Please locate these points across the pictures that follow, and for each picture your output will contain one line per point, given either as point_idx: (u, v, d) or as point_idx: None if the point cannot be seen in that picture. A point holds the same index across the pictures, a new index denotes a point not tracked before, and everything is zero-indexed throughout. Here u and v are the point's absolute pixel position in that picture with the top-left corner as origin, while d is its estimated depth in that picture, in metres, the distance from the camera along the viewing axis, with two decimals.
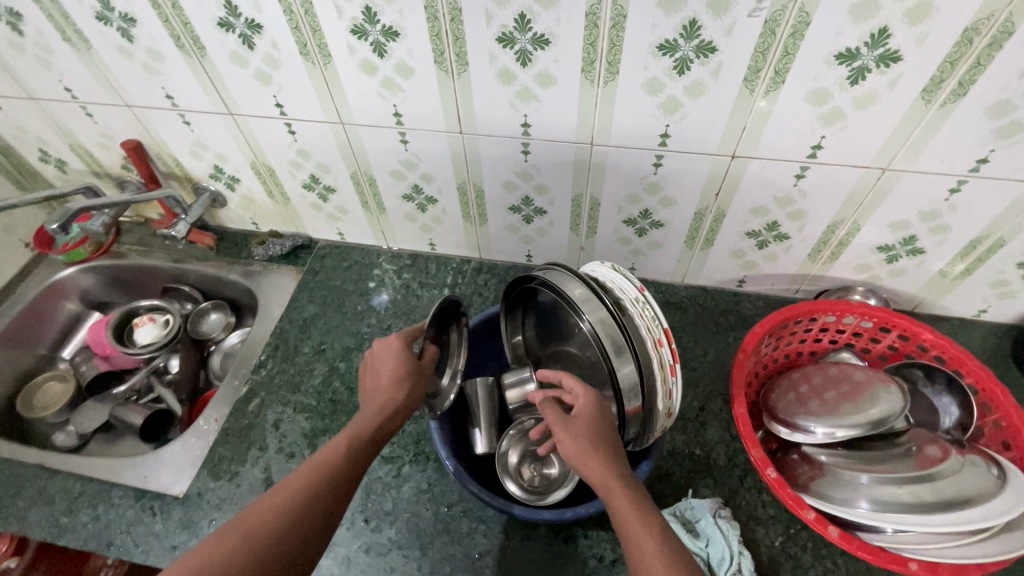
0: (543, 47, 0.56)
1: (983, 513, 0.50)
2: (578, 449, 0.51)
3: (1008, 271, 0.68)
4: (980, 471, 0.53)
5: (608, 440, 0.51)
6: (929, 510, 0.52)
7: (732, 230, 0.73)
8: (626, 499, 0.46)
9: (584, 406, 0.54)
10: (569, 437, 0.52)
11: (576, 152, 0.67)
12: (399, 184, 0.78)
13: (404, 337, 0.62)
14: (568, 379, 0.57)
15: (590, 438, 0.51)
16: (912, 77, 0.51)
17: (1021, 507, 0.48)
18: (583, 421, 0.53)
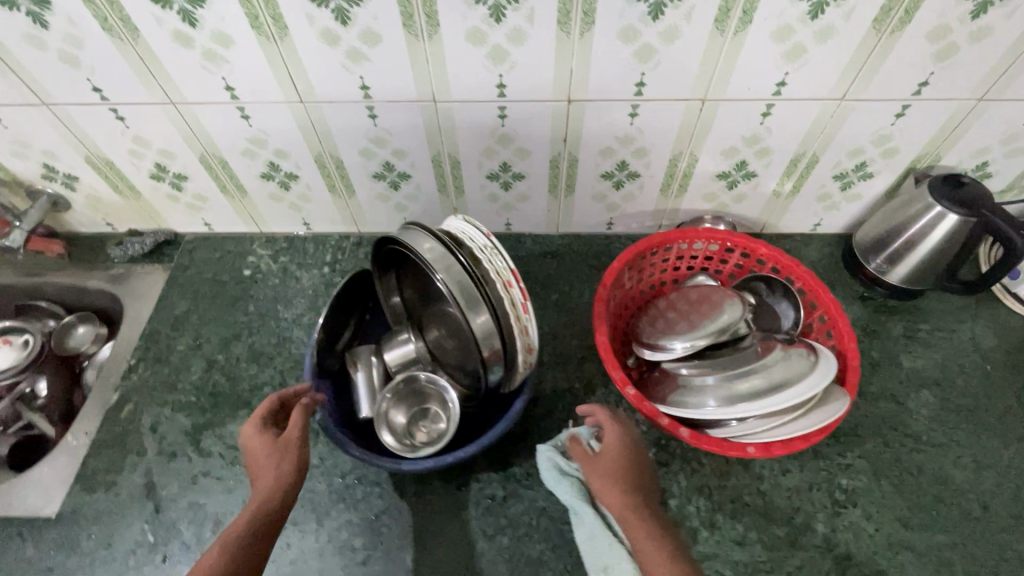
0: (358, 4, 0.56)
1: (801, 391, 0.57)
2: (603, 478, 0.54)
3: (827, 183, 0.77)
4: (801, 357, 0.60)
5: (635, 474, 0.56)
6: (761, 397, 0.58)
7: (588, 175, 0.76)
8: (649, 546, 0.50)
9: (614, 444, 0.56)
10: (595, 469, 0.55)
11: (422, 111, 0.67)
12: (254, 163, 0.75)
13: (255, 424, 0.57)
14: (605, 417, 0.59)
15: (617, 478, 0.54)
16: (704, 8, 0.55)
17: (821, 381, 0.56)
18: (613, 455, 0.56)
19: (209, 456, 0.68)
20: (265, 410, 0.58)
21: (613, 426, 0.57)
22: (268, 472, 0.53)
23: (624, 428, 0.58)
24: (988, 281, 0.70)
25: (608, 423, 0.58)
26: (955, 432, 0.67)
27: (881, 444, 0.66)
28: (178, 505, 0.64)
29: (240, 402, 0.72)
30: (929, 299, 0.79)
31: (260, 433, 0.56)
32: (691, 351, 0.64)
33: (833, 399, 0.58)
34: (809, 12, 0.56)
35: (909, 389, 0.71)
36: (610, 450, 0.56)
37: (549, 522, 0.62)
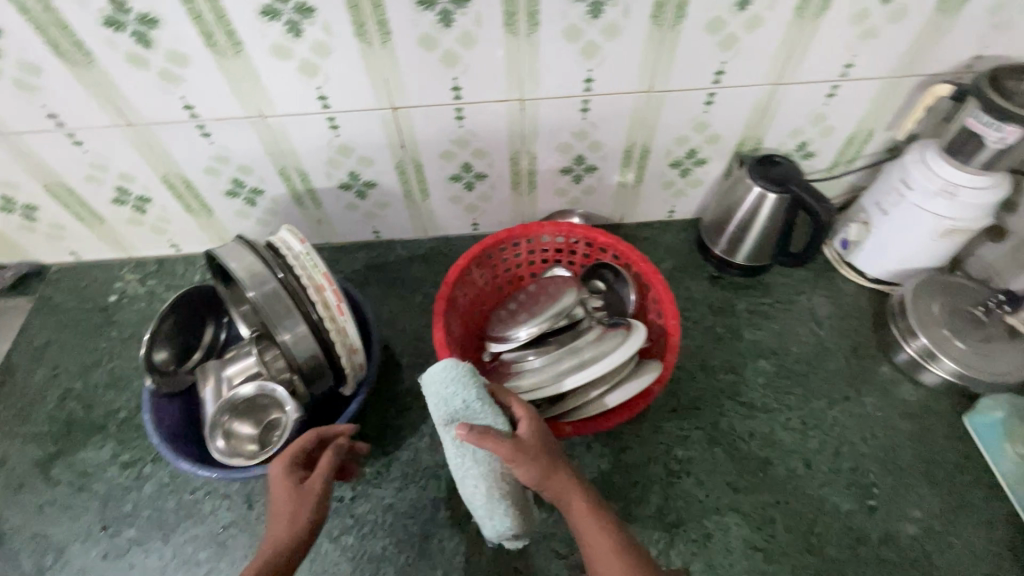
0: (155, 27, 0.57)
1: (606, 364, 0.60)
2: (543, 478, 0.50)
3: (666, 171, 0.81)
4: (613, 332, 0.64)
5: (559, 465, 0.52)
6: (576, 372, 0.61)
7: (437, 178, 0.79)
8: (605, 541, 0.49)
9: (529, 435, 0.52)
10: (528, 462, 0.50)
11: (254, 127, 0.69)
12: (101, 189, 0.76)
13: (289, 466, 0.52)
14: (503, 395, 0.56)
15: (551, 473, 0.51)
16: (489, 13, 0.58)
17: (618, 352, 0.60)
18: (537, 446, 0.51)
19: (58, 485, 0.67)
20: (298, 447, 0.53)
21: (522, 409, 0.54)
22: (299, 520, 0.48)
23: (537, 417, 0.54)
24: (809, 253, 0.74)
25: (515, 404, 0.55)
26: (785, 398, 0.71)
27: (717, 414, 0.70)
28: (24, 534, 0.64)
29: (95, 428, 0.72)
30: (773, 275, 0.84)
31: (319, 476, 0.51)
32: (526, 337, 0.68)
33: (645, 369, 0.63)
34: (589, 11, 0.59)
35: (747, 360, 0.75)
36: (531, 441, 0.51)
37: (394, 517, 0.64)
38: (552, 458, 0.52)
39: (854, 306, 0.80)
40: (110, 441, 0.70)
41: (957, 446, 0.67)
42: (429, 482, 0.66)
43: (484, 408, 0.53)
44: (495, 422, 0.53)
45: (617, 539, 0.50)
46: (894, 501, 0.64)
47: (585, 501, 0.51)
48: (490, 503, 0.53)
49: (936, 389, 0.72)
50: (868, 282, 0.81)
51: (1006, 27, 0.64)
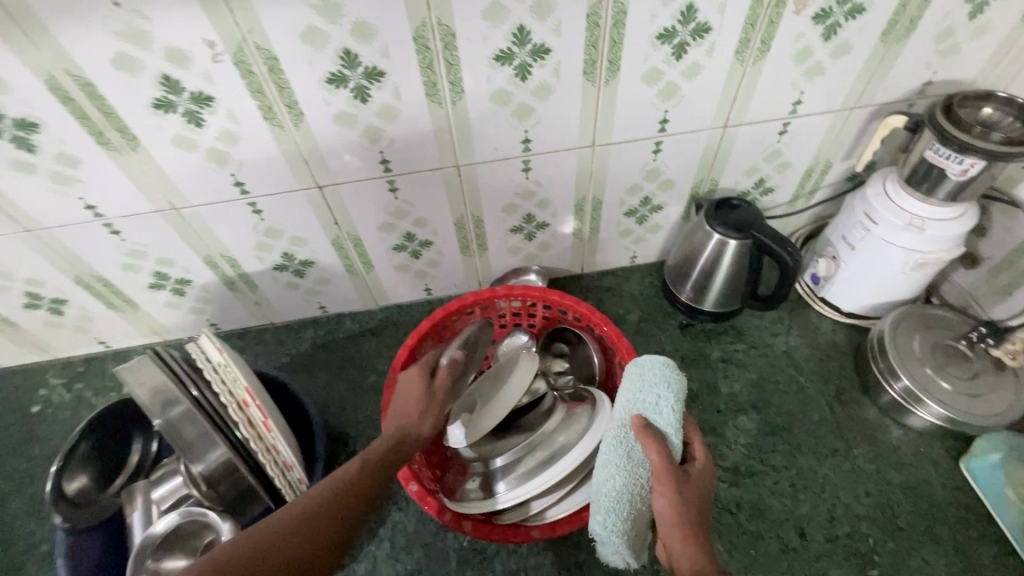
0: (36, 131, 0.52)
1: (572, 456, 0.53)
2: (686, 513, 0.43)
3: (622, 221, 0.76)
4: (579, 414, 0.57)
5: (704, 513, 0.45)
6: (548, 465, 0.54)
7: (380, 250, 0.74)
8: None
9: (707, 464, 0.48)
10: (671, 484, 0.44)
11: (168, 220, 0.63)
12: (7, 297, 0.69)
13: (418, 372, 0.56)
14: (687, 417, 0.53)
15: (696, 511, 0.44)
16: (408, 85, 0.54)
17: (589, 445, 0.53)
18: (688, 485, 0.45)
19: None
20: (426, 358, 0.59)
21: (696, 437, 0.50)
22: (414, 414, 0.52)
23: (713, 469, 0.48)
24: (779, 296, 0.70)
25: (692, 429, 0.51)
26: (770, 457, 0.66)
27: None
28: None
29: (12, 568, 0.64)
30: (745, 318, 0.79)
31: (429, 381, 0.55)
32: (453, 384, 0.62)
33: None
34: (515, 74, 0.55)
35: (726, 417, 0.70)
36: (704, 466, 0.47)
37: None
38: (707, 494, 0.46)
39: (832, 345, 0.76)
40: None
41: (956, 495, 0.63)
42: None
43: (678, 426, 0.47)
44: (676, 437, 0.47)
45: None
46: (897, 568, 0.59)
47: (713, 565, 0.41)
48: (608, 509, 0.46)
49: (926, 432, 0.67)
50: (844, 317, 0.77)
51: (952, 52, 0.61)
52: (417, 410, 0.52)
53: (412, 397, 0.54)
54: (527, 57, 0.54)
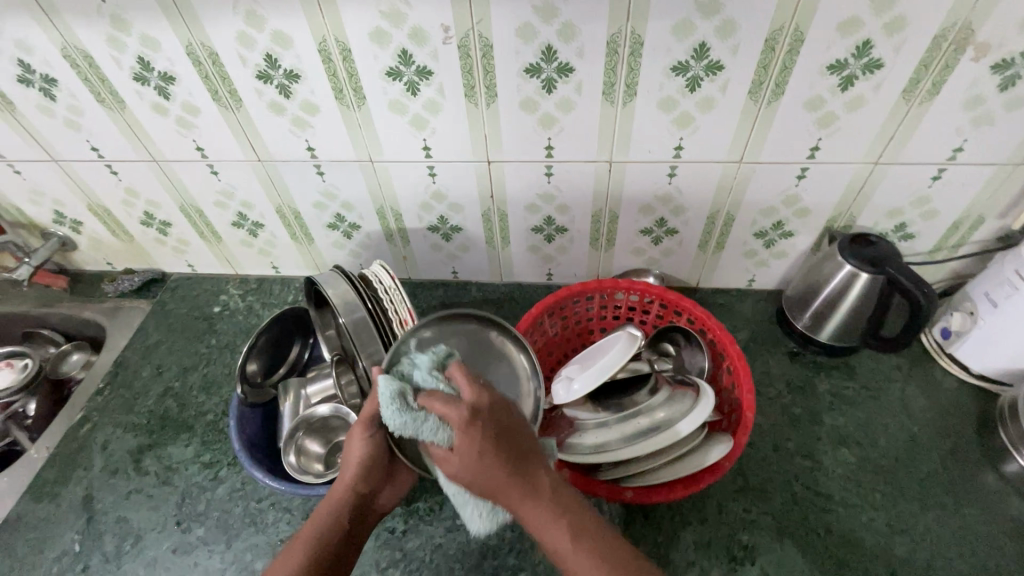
0: (297, 81, 0.66)
1: (672, 433, 0.59)
2: (473, 483, 0.49)
3: (750, 241, 0.80)
4: (681, 397, 0.61)
5: (483, 473, 0.48)
6: (650, 435, 0.59)
7: (519, 229, 0.82)
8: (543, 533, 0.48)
9: (461, 436, 0.47)
10: (461, 464, 0.48)
11: (362, 169, 0.76)
12: (224, 213, 0.86)
13: (357, 423, 0.57)
14: (458, 378, 0.51)
15: (476, 476, 0.48)
16: (590, 83, 0.62)
17: (690, 424, 0.59)
18: (461, 464, 0.48)
19: (146, 475, 0.73)
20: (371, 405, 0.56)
21: (472, 392, 0.49)
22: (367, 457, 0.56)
23: (476, 436, 0.47)
24: (903, 339, 0.70)
25: (436, 401, 0.49)
26: (869, 494, 0.66)
27: (788, 501, 0.65)
28: (109, 518, 0.69)
29: (184, 426, 0.78)
30: (860, 359, 0.79)
31: (365, 427, 0.56)
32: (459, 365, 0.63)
33: (717, 441, 0.60)
34: (686, 85, 0.62)
35: (826, 446, 0.70)
36: (462, 448, 0.47)
37: (443, 557, 0.64)
38: (507, 443, 0.49)
39: (954, 403, 0.73)
40: (195, 441, 0.76)
41: None
42: (480, 527, 0.66)
43: (409, 416, 0.50)
44: (428, 432, 0.49)
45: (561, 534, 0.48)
46: None
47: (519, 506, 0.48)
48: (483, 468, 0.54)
49: None
50: (974, 378, 0.74)
51: None
52: (362, 456, 0.56)
53: (355, 444, 0.56)
54: (701, 71, 0.60)
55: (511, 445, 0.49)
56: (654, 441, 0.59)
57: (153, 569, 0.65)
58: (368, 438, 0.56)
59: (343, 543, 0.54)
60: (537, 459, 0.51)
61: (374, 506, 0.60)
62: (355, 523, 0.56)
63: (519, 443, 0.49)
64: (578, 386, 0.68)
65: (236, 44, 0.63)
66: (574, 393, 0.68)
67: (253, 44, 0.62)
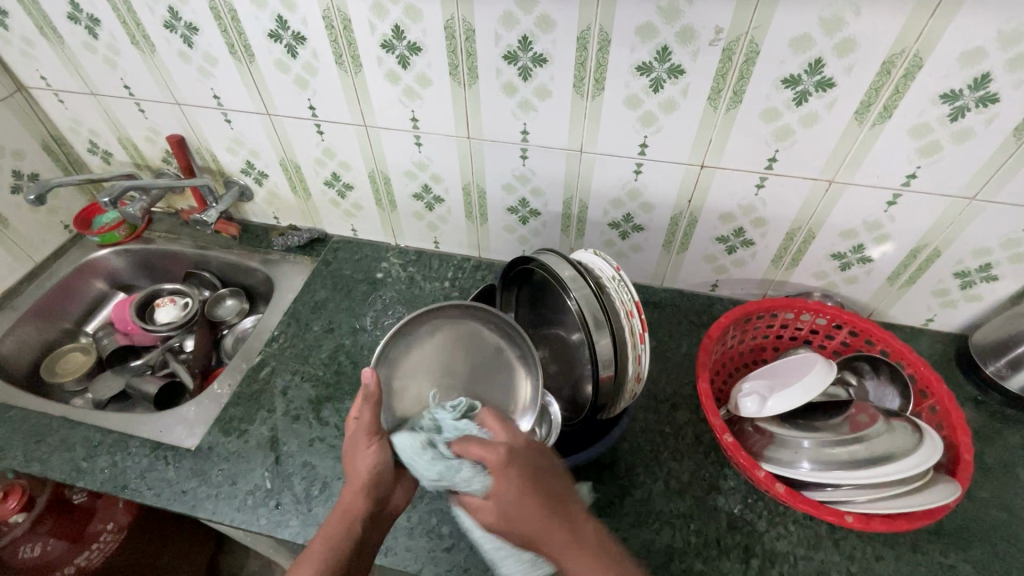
0: (541, 65, 0.67)
1: (899, 469, 0.58)
2: (509, 522, 0.50)
3: (946, 280, 0.77)
4: (901, 434, 0.61)
5: (528, 502, 0.49)
6: (880, 462, 0.59)
7: (704, 236, 0.82)
8: (579, 564, 0.47)
9: (501, 477, 0.50)
10: (497, 509, 0.50)
11: (568, 158, 0.77)
12: (410, 183, 0.88)
13: (360, 431, 0.58)
14: (490, 421, 0.56)
15: (515, 512, 0.49)
16: (846, 100, 0.62)
17: (923, 464, 0.57)
18: (504, 499, 0.50)
19: (327, 425, 0.76)
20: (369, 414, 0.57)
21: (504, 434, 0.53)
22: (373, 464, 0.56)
23: (512, 467, 0.50)
24: None
25: (474, 446, 0.52)
26: None
27: (989, 552, 0.63)
28: (296, 461, 0.72)
29: (359, 384, 0.80)
30: None
31: (370, 438, 0.57)
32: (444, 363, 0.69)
33: (942, 485, 0.58)
34: (948, 114, 0.60)
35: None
36: (500, 491, 0.50)
37: (629, 552, 0.63)
38: (541, 489, 0.50)
39: None
40: None
41: None
42: (664, 527, 0.65)
43: (432, 464, 0.53)
44: (465, 477, 0.51)
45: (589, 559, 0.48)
46: None
47: (558, 543, 0.48)
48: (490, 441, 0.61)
49: None
50: None
51: None
52: (368, 464, 0.56)
53: (361, 455, 0.57)
54: (971, 101, 0.59)
55: (545, 494, 0.50)
56: (877, 472, 0.58)
57: None
58: (374, 445, 0.57)
59: (359, 550, 0.53)
60: (574, 506, 0.51)
61: (386, 509, 0.58)
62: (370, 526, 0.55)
63: (556, 484, 0.52)
64: (775, 403, 0.66)
65: (496, 23, 0.64)
66: (765, 409, 0.67)
67: (514, 24, 0.64)
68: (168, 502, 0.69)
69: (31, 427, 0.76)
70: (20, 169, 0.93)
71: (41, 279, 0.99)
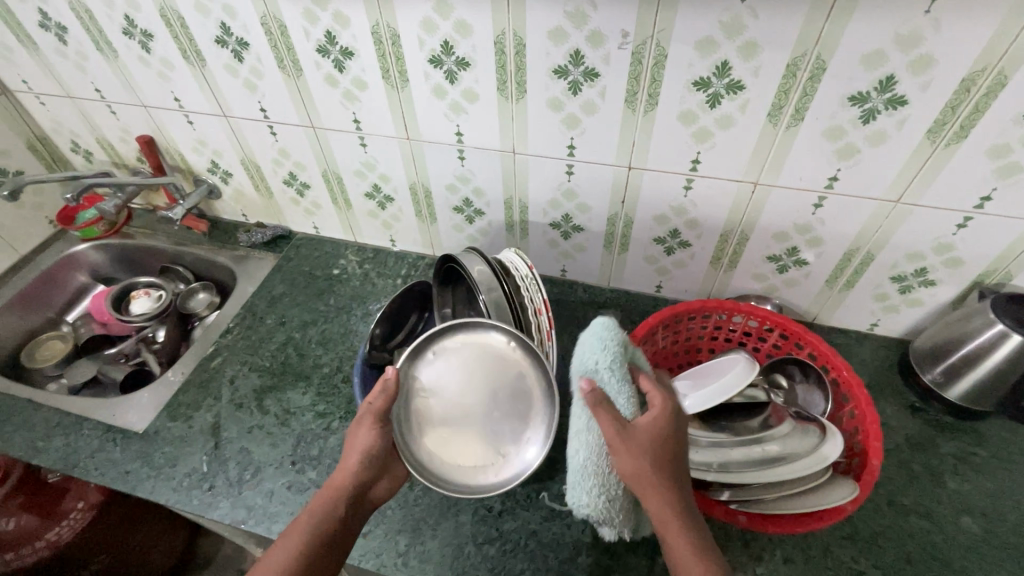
0: (465, 69, 0.69)
1: (796, 469, 0.58)
2: (638, 470, 0.51)
3: (885, 284, 0.76)
4: (805, 434, 0.61)
5: (661, 462, 0.51)
6: (781, 461, 0.59)
7: (642, 238, 0.83)
8: (683, 538, 0.50)
9: (656, 429, 0.52)
10: (636, 457, 0.51)
11: (503, 159, 0.78)
12: (361, 183, 0.91)
13: (366, 415, 0.59)
14: (649, 378, 0.55)
15: (650, 463, 0.51)
16: (757, 102, 0.62)
17: (820, 465, 0.57)
18: (647, 449, 0.51)
19: (266, 414, 0.79)
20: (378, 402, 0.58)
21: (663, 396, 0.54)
22: (370, 448, 0.57)
23: (667, 417, 0.53)
24: None
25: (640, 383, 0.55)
26: (992, 569, 0.62)
27: (901, 558, 0.63)
28: (233, 446, 0.76)
29: (303, 375, 0.84)
30: (990, 426, 0.74)
31: (373, 421, 0.58)
32: (466, 382, 0.63)
33: (841, 485, 0.59)
34: (860, 116, 0.60)
35: (947, 511, 0.66)
36: (650, 437, 0.51)
37: (536, 544, 0.65)
38: (674, 460, 0.52)
39: None
40: (312, 389, 0.82)
41: None
42: (574, 522, 0.67)
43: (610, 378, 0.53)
44: (625, 397, 0.53)
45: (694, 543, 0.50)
46: None
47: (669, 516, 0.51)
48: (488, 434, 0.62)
49: None
50: None
51: None
52: (364, 443, 0.58)
53: (363, 436, 0.58)
54: (880, 103, 0.58)
55: (677, 467, 0.52)
56: (774, 473, 0.59)
57: (269, 500, 0.70)
58: (374, 431, 0.58)
59: (339, 540, 0.54)
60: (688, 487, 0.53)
61: (370, 498, 0.58)
62: (351, 514, 0.56)
63: (682, 462, 0.53)
64: (689, 403, 0.66)
65: (418, 28, 0.67)
66: (681, 409, 0.67)
67: (434, 29, 0.66)
68: (112, 481, 0.73)
69: None
70: (5, 167, 0.99)
71: (25, 270, 1.05)
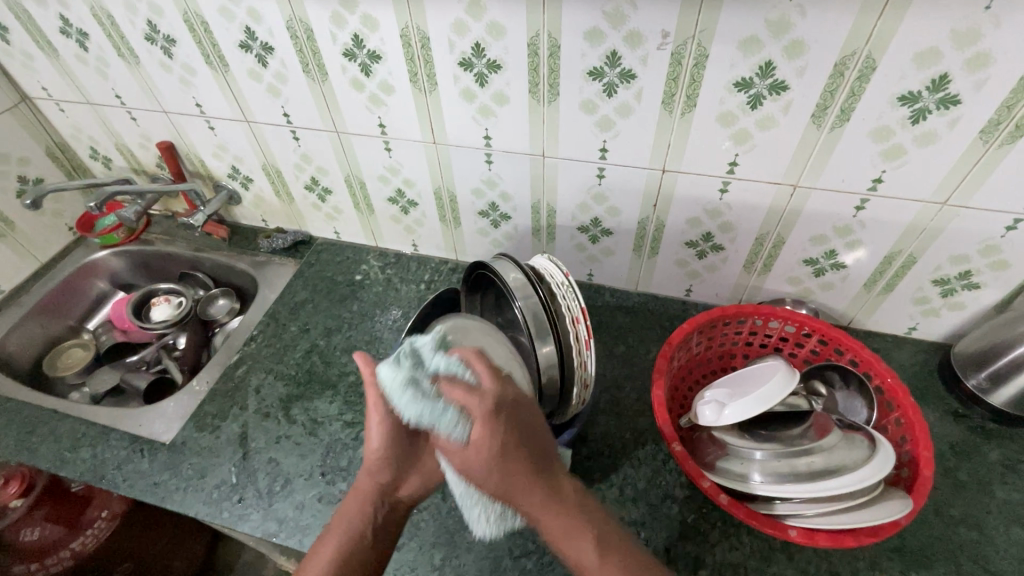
0: (496, 71, 0.68)
1: (845, 483, 0.56)
2: (495, 477, 0.48)
3: (926, 287, 0.74)
4: (853, 446, 0.59)
5: (509, 455, 0.48)
6: (831, 473, 0.57)
7: (673, 241, 0.81)
8: (552, 519, 0.47)
9: (481, 427, 0.48)
10: (478, 461, 0.48)
11: (532, 163, 0.77)
12: (384, 187, 0.89)
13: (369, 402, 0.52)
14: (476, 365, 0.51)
15: (498, 469, 0.47)
16: (801, 103, 0.60)
17: (870, 480, 0.55)
18: (485, 452, 0.47)
19: (294, 423, 0.78)
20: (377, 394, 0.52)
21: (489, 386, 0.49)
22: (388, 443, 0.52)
23: (485, 420, 0.48)
24: None
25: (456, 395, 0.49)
26: None
27: (952, 572, 0.61)
28: (262, 457, 0.74)
29: (329, 383, 0.83)
30: None
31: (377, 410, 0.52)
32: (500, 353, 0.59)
33: (893, 500, 0.57)
34: (909, 116, 0.58)
35: (997, 522, 0.64)
36: (481, 445, 0.47)
37: None
38: (524, 451, 0.48)
39: None
40: (339, 398, 0.81)
41: None
42: None
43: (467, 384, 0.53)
44: (447, 422, 0.48)
45: (565, 513, 0.48)
46: None
47: (537, 497, 0.48)
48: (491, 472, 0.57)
49: None
50: None
51: None
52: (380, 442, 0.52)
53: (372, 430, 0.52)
54: (932, 103, 0.56)
55: (528, 449, 0.49)
56: (821, 486, 0.57)
57: (301, 513, 0.69)
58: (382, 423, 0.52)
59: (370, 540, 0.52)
60: (557, 466, 0.51)
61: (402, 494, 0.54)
62: (384, 517, 0.53)
63: (535, 445, 0.50)
64: (728, 411, 0.64)
65: (449, 31, 0.65)
66: (720, 418, 0.65)
67: (466, 32, 0.65)
68: (141, 493, 0.72)
69: (24, 418, 0.81)
70: (25, 175, 0.99)
71: (45, 278, 1.05)
